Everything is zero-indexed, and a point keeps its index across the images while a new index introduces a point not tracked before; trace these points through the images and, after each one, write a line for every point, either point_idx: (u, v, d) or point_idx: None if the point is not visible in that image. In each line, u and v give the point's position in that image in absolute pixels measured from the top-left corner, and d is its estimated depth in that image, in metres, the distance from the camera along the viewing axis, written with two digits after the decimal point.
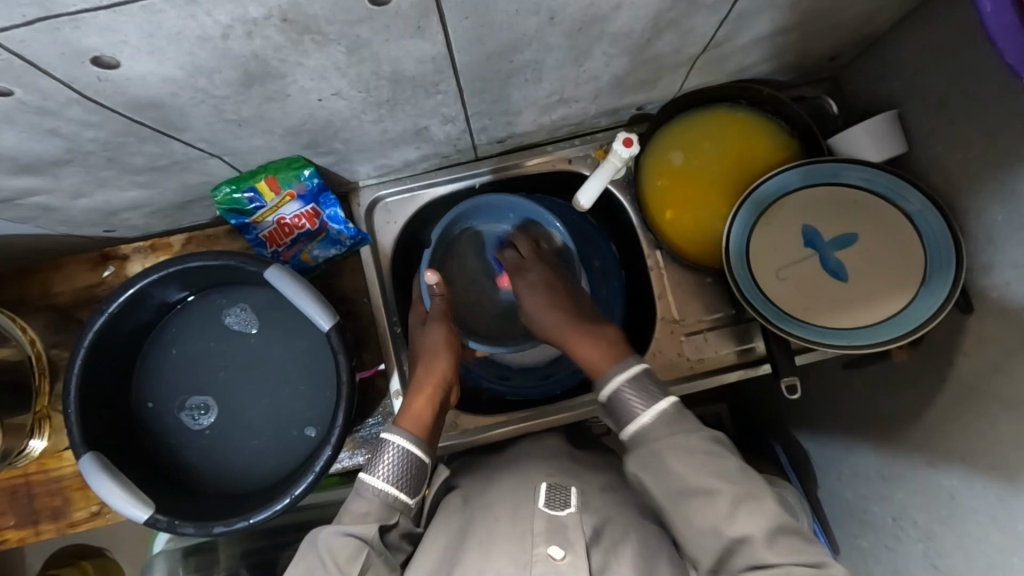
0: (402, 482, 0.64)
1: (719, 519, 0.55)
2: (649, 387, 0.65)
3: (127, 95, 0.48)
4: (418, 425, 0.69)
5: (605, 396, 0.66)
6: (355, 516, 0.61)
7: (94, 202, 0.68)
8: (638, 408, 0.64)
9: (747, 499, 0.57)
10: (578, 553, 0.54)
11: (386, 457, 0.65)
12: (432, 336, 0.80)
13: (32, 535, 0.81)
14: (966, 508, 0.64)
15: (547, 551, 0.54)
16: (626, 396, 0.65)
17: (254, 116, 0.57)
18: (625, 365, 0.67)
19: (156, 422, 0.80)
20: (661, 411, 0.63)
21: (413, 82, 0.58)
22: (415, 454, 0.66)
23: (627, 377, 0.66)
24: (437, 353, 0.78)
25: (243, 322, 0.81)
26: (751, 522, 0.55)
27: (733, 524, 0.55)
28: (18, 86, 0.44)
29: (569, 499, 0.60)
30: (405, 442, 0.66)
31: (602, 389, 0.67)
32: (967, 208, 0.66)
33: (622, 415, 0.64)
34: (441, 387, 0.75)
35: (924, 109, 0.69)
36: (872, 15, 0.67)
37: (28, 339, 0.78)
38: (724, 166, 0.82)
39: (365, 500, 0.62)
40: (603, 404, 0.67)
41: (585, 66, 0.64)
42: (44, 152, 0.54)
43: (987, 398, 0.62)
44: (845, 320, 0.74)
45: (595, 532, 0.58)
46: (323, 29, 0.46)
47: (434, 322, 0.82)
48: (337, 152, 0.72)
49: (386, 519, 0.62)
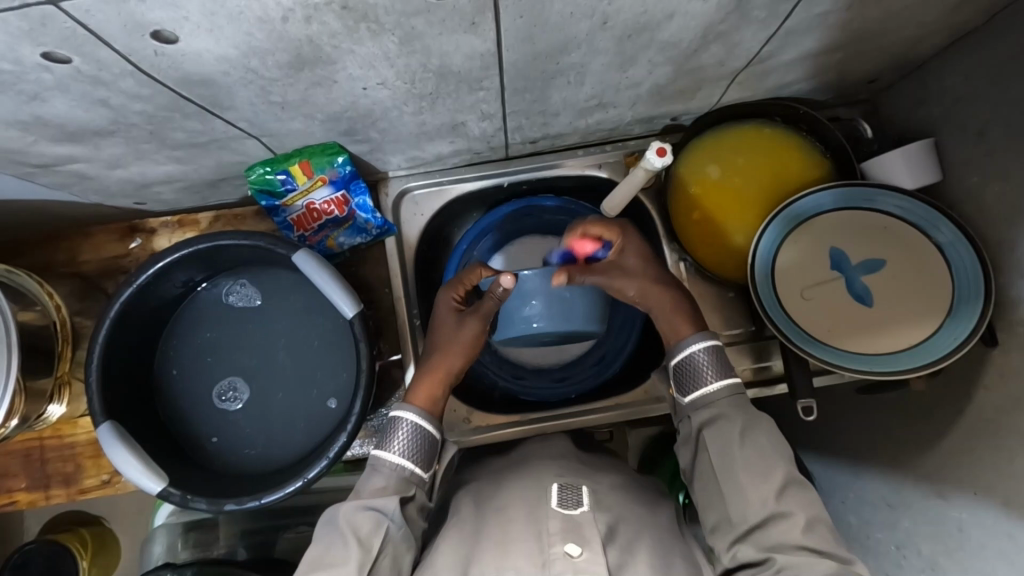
0: (416, 457, 0.66)
1: (769, 493, 0.59)
2: (724, 361, 0.67)
3: (180, 71, 0.48)
4: (428, 402, 0.71)
5: (676, 358, 0.68)
6: (374, 490, 0.62)
7: (128, 173, 0.68)
8: (709, 377, 0.66)
9: (796, 486, 0.60)
10: (595, 550, 0.55)
11: (399, 434, 0.66)
12: (463, 328, 0.76)
13: (42, 499, 0.82)
14: (975, 542, 0.63)
15: (565, 549, 0.55)
16: (702, 363, 0.66)
17: (299, 99, 0.57)
18: (705, 337, 0.68)
19: (221, 456, 0.79)
20: (730, 387, 0.65)
21: (458, 76, 0.58)
22: (425, 428, 0.67)
23: (706, 347, 0.67)
24: (453, 340, 0.76)
25: (245, 297, 0.81)
26: (796, 504, 0.59)
27: (780, 501, 0.59)
28: (77, 56, 0.44)
29: (581, 499, 0.61)
30: (417, 418, 0.67)
31: (674, 354, 0.68)
32: (1000, 242, 0.65)
33: (692, 379, 0.66)
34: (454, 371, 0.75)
35: (960, 138, 0.69)
36: (919, 41, 0.67)
37: (55, 306, 0.78)
38: (760, 183, 0.80)
39: (383, 475, 0.64)
40: (671, 367, 0.69)
41: (630, 72, 0.64)
42: (89, 122, 0.55)
43: (1007, 431, 0.61)
44: (871, 344, 0.73)
45: (610, 530, 0.59)
46: (381, 18, 0.46)
47: (471, 321, 0.75)
48: (372, 141, 0.72)
49: (404, 491, 0.64)
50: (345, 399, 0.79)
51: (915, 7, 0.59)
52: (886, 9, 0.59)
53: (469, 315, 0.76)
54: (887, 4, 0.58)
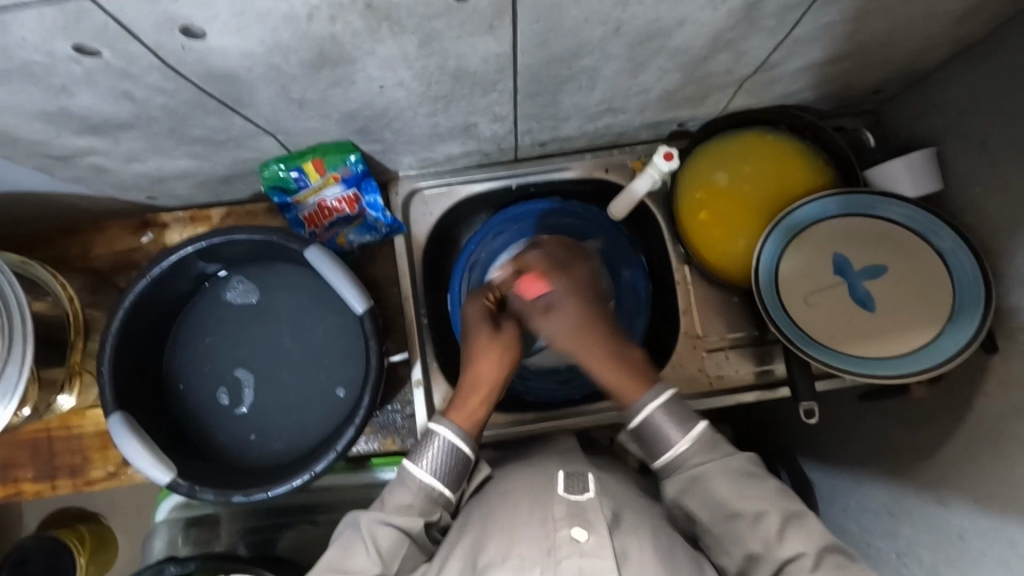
0: (445, 477, 0.66)
1: (770, 538, 0.59)
2: (682, 412, 0.67)
3: (206, 67, 0.50)
4: (468, 420, 0.70)
5: (636, 423, 0.67)
6: (398, 506, 0.64)
7: (145, 167, 0.69)
8: (673, 436, 0.66)
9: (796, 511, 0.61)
10: (601, 535, 0.56)
11: (430, 451, 0.67)
12: (500, 336, 0.76)
13: (49, 490, 0.83)
14: (975, 550, 0.64)
15: (571, 534, 0.56)
16: (662, 423, 0.67)
17: (318, 97, 0.58)
18: (656, 393, 0.68)
19: (232, 453, 0.79)
20: (695, 440, 0.66)
21: (473, 78, 0.60)
22: (460, 448, 0.67)
23: (660, 404, 0.67)
24: (489, 353, 0.75)
25: (243, 294, 0.82)
26: (802, 541, 0.58)
27: (784, 543, 0.59)
28: (107, 50, 0.45)
29: (587, 485, 0.63)
30: (454, 436, 0.67)
31: (632, 417, 0.68)
32: (1002, 252, 0.67)
33: (657, 442, 0.66)
34: (497, 387, 0.74)
35: (963, 149, 0.70)
36: (924, 52, 0.68)
37: (67, 296, 0.79)
38: (764, 189, 0.82)
39: (409, 491, 0.65)
40: (632, 430, 0.68)
41: (640, 77, 0.65)
42: (113, 115, 0.56)
43: (1006, 440, 0.62)
44: (874, 349, 0.74)
45: (614, 516, 0.60)
46: (403, 20, 0.47)
47: (507, 326, 0.78)
48: (385, 141, 0.73)
49: (428, 514, 0.65)
50: (353, 389, 0.80)
51: (919, 19, 0.61)
52: (890, 20, 0.61)
53: (504, 321, 0.79)
54: (891, 17, 0.60)
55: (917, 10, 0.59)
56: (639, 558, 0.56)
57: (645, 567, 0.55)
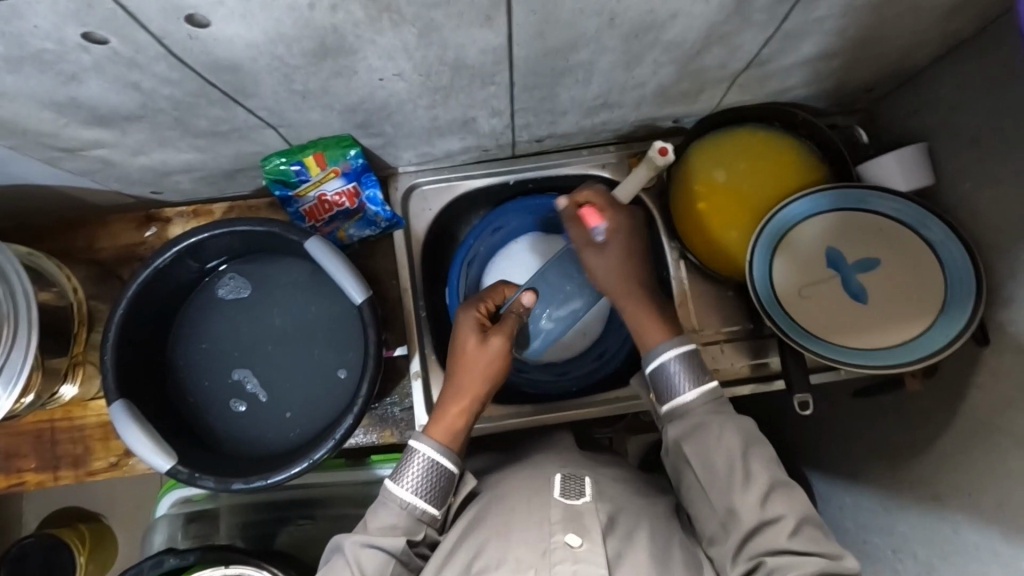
0: (428, 494, 0.66)
1: (752, 502, 0.60)
2: (698, 366, 0.67)
3: (211, 55, 0.51)
4: (450, 436, 0.69)
5: (651, 368, 0.68)
6: (381, 528, 0.64)
7: (151, 160, 0.71)
8: (684, 387, 0.66)
9: (781, 487, 0.61)
10: (594, 541, 0.58)
11: (413, 468, 0.66)
12: (485, 349, 0.72)
13: (51, 480, 0.83)
14: (969, 543, 0.64)
15: (566, 539, 0.57)
16: (675, 372, 0.67)
17: (319, 88, 0.60)
18: (677, 343, 0.68)
19: (233, 441, 0.80)
20: (706, 394, 0.66)
21: (471, 70, 0.61)
22: (443, 463, 0.67)
23: (677, 355, 0.67)
24: (474, 364, 0.71)
25: (234, 289, 0.84)
26: (783, 506, 0.60)
27: (765, 508, 0.60)
28: (115, 37, 0.47)
29: (584, 489, 0.64)
30: (433, 452, 0.67)
31: (648, 363, 0.68)
32: (993, 244, 0.68)
33: (667, 391, 0.67)
34: (479, 399, 0.71)
35: (954, 143, 0.71)
36: (913, 49, 0.70)
37: (72, 287, 0.80)
38: (760, 184, 0.83)
39: (392, 511, 0.65)
40: (648, 376, 0.69)
41: (635, 71, 0.67)
42: (121, 106, 0.58)
43: (1000, 433, 0.63)
44: (866, 341, 0.76)
45: (610, 521, 0.61)
46: (402, 9, 0.49)
47: (495, 336, 0.72)
48: (385, 135, 0.74)
49: (412, 531, 0.65)
50: (354, 372, 0.81)
51: (908, 14, 0.63)
52: (878, 15, 0.63)
53: (492, 330, 0.73)
54: (878, 12, 0.62)
55: (904, 4, 0.61)
56: (635, 562, 0.58)
57: (642, 566, 0.58)
